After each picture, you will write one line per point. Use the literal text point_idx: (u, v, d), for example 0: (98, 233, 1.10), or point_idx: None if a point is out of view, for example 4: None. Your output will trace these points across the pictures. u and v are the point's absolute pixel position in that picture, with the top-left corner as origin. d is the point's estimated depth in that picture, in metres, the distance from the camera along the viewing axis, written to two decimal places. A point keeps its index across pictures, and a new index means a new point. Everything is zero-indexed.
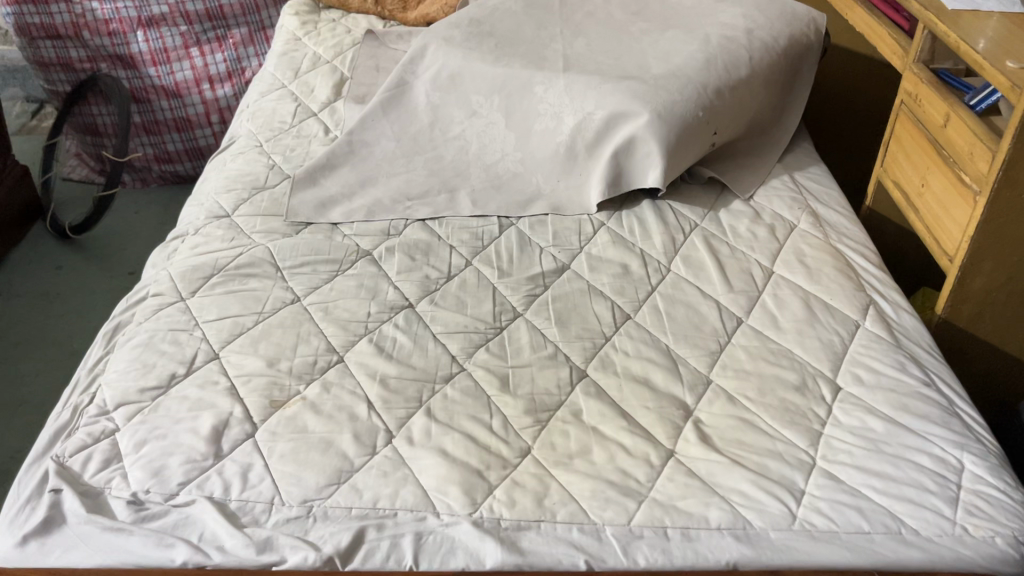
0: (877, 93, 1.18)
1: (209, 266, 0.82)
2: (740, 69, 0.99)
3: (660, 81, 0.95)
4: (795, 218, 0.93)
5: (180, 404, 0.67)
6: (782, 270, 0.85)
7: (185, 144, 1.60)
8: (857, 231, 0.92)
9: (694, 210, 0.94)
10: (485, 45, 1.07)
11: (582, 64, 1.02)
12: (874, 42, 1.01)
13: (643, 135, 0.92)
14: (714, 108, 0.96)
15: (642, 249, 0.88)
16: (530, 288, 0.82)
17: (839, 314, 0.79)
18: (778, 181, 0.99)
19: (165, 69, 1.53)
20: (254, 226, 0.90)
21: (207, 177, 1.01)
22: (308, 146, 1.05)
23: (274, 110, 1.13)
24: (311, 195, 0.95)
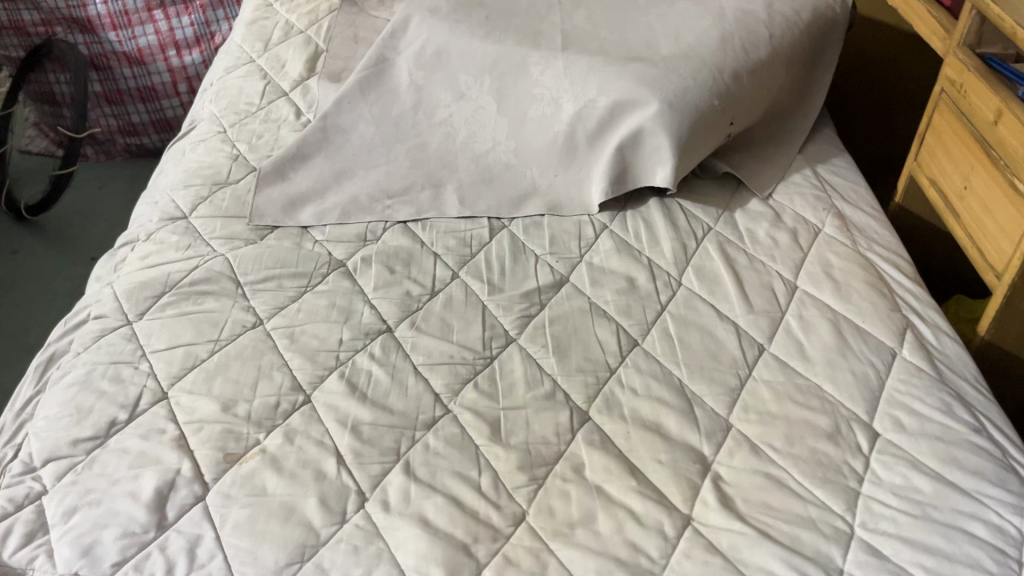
0: (905, 70, 1.08)
1: (158, 283, 0.72)
2: (759, 49, 0.89)
3: (670, 63, 0.85)
4: (820, 221, 0.83)
5: (120, 460, 0.58)
6: (808, 285, 0.76)
7: (151, 116, 1.49)
8: (888, 236, 0.83)
9: (708, 211, 0.85)
10: (476, 16, 0.95)
11: (583, 41, 0.91)
12: (911, 19, 0.90)
13: (652, 127, 0.82)
14: (731, 94, 0.85)
15: (649, 258, 0.79)
16: (524, 308, 0.73)
17: (873, 341, 0.70)
18: (799, 175, 0.89)
19: (126, 34, 1.41)
20: (213, 230, 0.80)
21: (165, 169, 0.91)
22: (277, 131, 0.94)
23: (240, 89, 1.02)
24: (278, 192, 0.85)
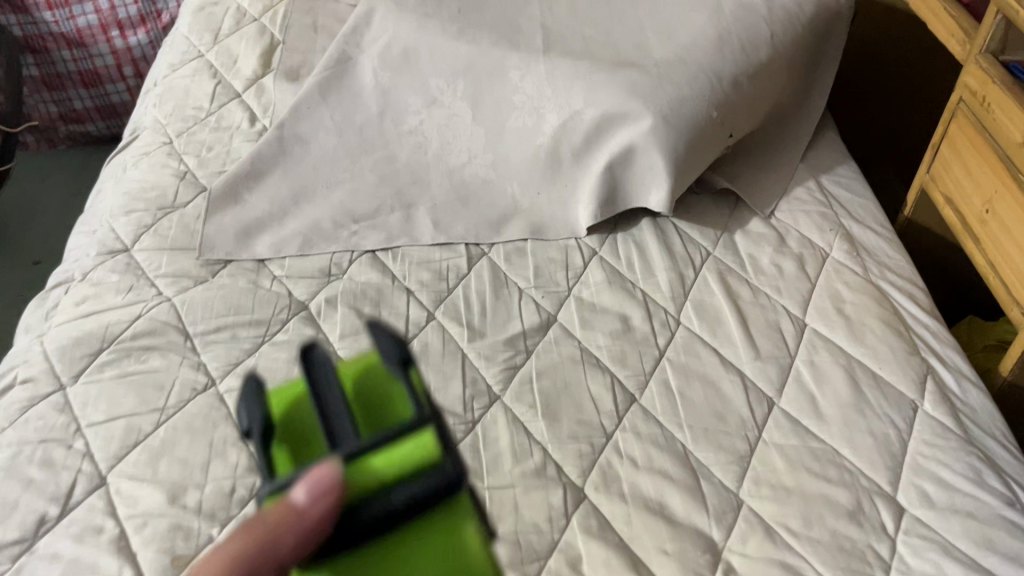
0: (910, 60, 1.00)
1: (94, 339, 0.64)
2: (760, 50, 0.81)
3: (664, 69, 0.77)
4: (827, 244, 0.76)
5: (50, 568, 0.51)
6: (818, 323, 0.69)
7: (95, 101, 1.38)
8: (900, 260, 0.76)
9: (705, 233, 0.77)
10: (447, 9, 0.86)
11: (565, 40, 0.82)
12: (924, 15, 0.82)
13: (645, 144, 0.74)
14: (731, 104, 0.78)
15: (644, 292, 0.72)
16: (509, 357, 0.66)
17: (893, 394, 0.63)
18: (802, 189, 0.82)
19: (63, 14, 1.29)
20: (158, 267, 0.71)
21: (103, 188, 0.82)
22: (229, 141, 0.85)
23: (187, 90, 0.92)
24: (231, 219, 0.76)
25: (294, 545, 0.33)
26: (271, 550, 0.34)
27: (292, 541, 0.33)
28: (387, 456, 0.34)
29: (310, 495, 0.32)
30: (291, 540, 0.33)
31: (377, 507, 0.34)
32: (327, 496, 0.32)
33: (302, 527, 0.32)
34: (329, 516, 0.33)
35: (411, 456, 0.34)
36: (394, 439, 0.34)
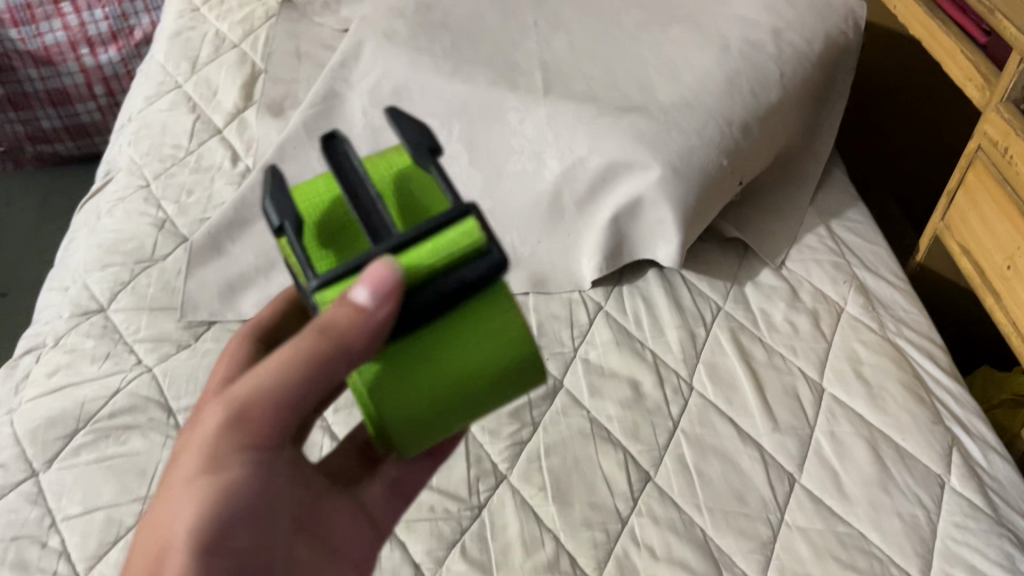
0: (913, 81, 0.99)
1: (69, 418, 0.60)
2: (769, 92, 0.77)
3: (671, 115, 0.73)
4: (841, 298, 0.73)
5: None
6: (836, 388, 0.66)
7: (63, 121, 1.33)
8: (916, 313, 0.73)
9: (715, 286, 0.74)
10: (440, 43, 0.83)
11: (565, 79, 0.79)
12: (941, 60, 0.79)
13: (653, 197, 0.70)
14: (741, 151, 0.74)
15: (654, 353, 0.68)
16: (514, 431, 0.62)
17: (918, 470, 0.61)
18: (813, 236, 0.79)
19: (30, 31, 1.24)
20: (137, 330, 0.67)
21: (76, 238, 0.77)
22: (210, 184, 0.81)
23: (164, 126, 0.87)
24: (215, 274, 0.72)
25: (355, 341, 0.36)
26: (335, 359, 0.37)
27: (354, 344, 0.37)
28: (429, 249, 0.37)
29: (375, 278, 0.35)
30: (350, 331, 0.36)
31: (428, 291, 0.37)
32: (388, 293, 0.35)
33: (359, 318, 0.35)
34: (390, 314, 0.36)
35: (461, 240, 0.37)
36: (439, 223, 0.37)
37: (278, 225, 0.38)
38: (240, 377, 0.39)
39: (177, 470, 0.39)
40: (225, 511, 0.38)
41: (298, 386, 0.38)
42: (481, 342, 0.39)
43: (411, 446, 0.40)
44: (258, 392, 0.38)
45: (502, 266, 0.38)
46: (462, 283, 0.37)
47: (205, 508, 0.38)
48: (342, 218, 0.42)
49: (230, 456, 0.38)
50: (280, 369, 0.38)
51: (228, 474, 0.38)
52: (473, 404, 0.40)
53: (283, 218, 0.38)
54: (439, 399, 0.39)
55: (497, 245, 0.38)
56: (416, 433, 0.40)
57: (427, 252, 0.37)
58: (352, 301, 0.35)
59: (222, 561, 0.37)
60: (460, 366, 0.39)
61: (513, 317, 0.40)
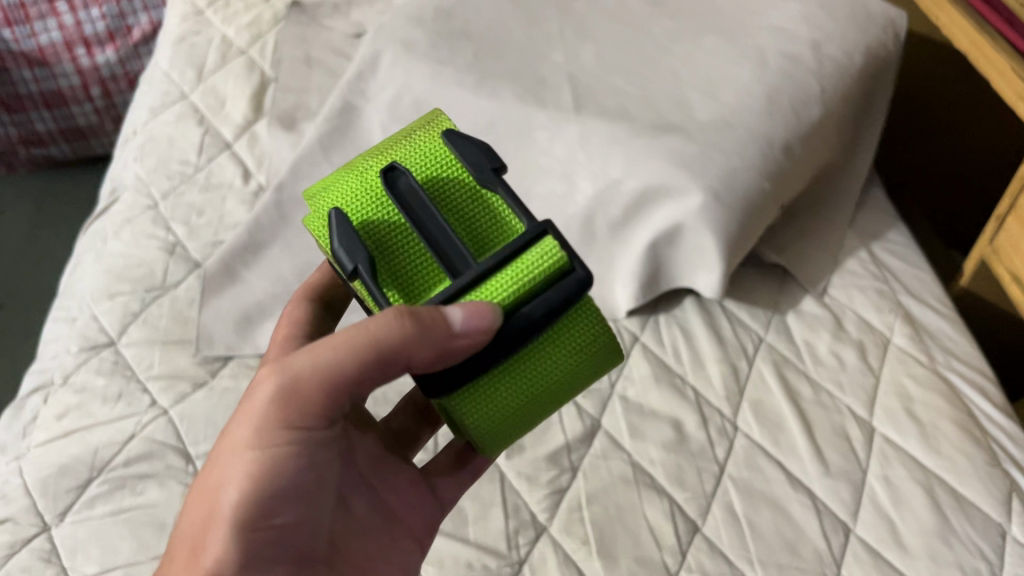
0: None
1: (82, 467, 0.56)
2: (811, 109, 0.74)
3: (711, 135, 0.69)
4: (887, 327, 0.70)
5: None
6: (887, 426, 0.63)
7: (58, 123, 1.29)
8: (965, 343, 0.70)
9: (755, 314, 0.71)
10: (462, 55, 0.79)
11: (596, 95, 0.75)
12: (999, 86, 0.74)
13: (693, 224, 0.67)
14: (783, 173, 0.71)
15: (695, 390, 0.65)
16: (553, 478, 0.59)
17: (978, 517, 0.58)
18: (854, 261, 0.76)
19: (24, 31, 1.20)
20: (150, 366, 0.63)
21: (81, 263, 0.73)
22: (222, 204, 0.77)
23: (171, 140, 0.83)
24: (230, 303, 0.68)
25: (421, 351, 0.40)
26: (392, 359, 0.41)
27: (421, 349, 0.40)
28: (512, 278, 0.41)
29: (466, 318, 0.39)
30: (418, 346, 0.39)
31: (516, 319, 0.41)
32: (473, 321, 0.39)
33: (439, 341, 0.39)
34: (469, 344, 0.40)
35: (542, 265, 0.41)
36: (521, 250, 0.42)
37: (352, 268, 0.42)
38: (292, 357, 0.43)
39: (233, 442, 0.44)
40: (276, 479, 0.44)
41: (347, 372, 0.42)
42: (561, 345, 0.44)
43: (498, 447, 0.46)
44: (310, 379, 0.42)
45: (587, 284, 0.42)
46: (547, 308, 0.41)
47: (258, 477, 0.43)
48: (397, 228, 0.45)
49: (278, 432, 0.43)
50: (334, 362, 0.42)
51: (278, 448, 0.43)
52: (555, 401, 0.46)
53: (356, 262, 0.42)
54: (525, 402, 0.44)
55: (578, 261, 0.42)
56: (501, 433, 0.45)
57: (508, 279, 0.41)
58: (431, 322, 0.39)
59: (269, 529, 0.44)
60: (549, 372, 0.44)
61: (595, 321, 0.44)
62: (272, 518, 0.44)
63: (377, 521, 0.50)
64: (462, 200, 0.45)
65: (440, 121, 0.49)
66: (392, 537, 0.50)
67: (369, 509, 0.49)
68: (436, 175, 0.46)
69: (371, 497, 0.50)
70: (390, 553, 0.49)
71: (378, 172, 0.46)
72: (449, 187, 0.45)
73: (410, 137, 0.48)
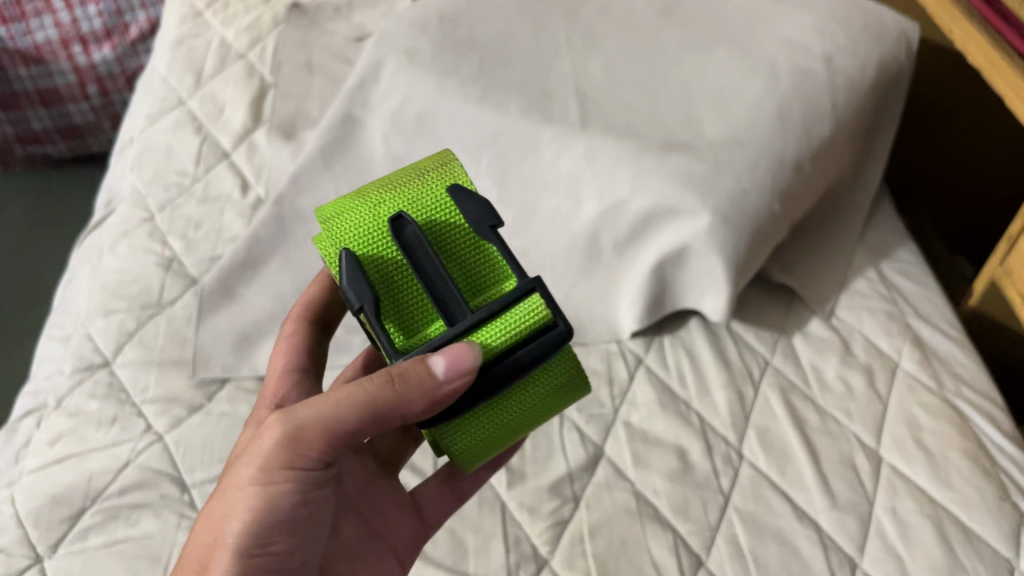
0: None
1: (75, 496, 0.55)
2: (821, 125, 0.72)
3: (720, 153, 0.68)
4: (895, 351, 0.69)
5: None
6: (895, 457, 0.62)
7: (55, 122, 1.29)
8: (975, 368, 0.69)
9: (762, 337, 0.70)
10: (466, 64, 0.77)
11: (603, 110, 0.73)
12: (1018, 109, 0.71)
13: (701, 246, 0.65)
14: (792, 192, 0.69)
15: (700, 416, 0.64)
16: (555, 508, 0.58)
17: (987, 553, 0.57)
18: (863, 281, 0.74)
19: (20, 28, 1.19)
20: (145, 389, 0.62)
21: (76, 278, 0.72)
22: (220, 217, 0.76)
23: (169, 149, 0.82)
24: (228, 322, 0.67)
25: (414, 405, 0.41)
26: (387, 413, 0.41)
27: (413, 405, 0.41)
28: (499, 329, 0.43)
29: (447, 365, 0.40)
30: (411, 404, 0.40)
31: (504, 364, 0.43)
32: (458, 374, 0.40)
33: (429, 391, 0.40)
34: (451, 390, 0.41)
35: (527, 318, 0.43)
36: (509, 305, 0.44)
37: (358, 307, 0.43)
38: (296, 407, 0.43)
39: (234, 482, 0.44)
40: (275, 515, 0.44)
41: (347, 427, 0.42)
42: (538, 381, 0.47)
43: (479, 457, 0.48)
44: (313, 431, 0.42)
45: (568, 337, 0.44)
46: (533, 356, 0.43)
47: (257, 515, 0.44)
48: (399, 266, 0.47)
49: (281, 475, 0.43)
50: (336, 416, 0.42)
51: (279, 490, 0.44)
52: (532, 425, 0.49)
53: (361, 301, 0.43)
54: (504, 429, 0.48)
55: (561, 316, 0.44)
56: (479, 452, 0.48)
57: (496, 328, 0.43)
58: (419, 377, 0.40)
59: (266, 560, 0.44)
60: (524, 402, 0.47)
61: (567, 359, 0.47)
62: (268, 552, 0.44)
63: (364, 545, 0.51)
64: (460, 246, 0.48)
65: (442, 164, 0.50)
66: (378, 561, 0.51)
67: (354, 531, 0.51)
68: (435, 217, 0.47)
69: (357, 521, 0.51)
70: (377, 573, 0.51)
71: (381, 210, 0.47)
72: (448, 231, 0.47)
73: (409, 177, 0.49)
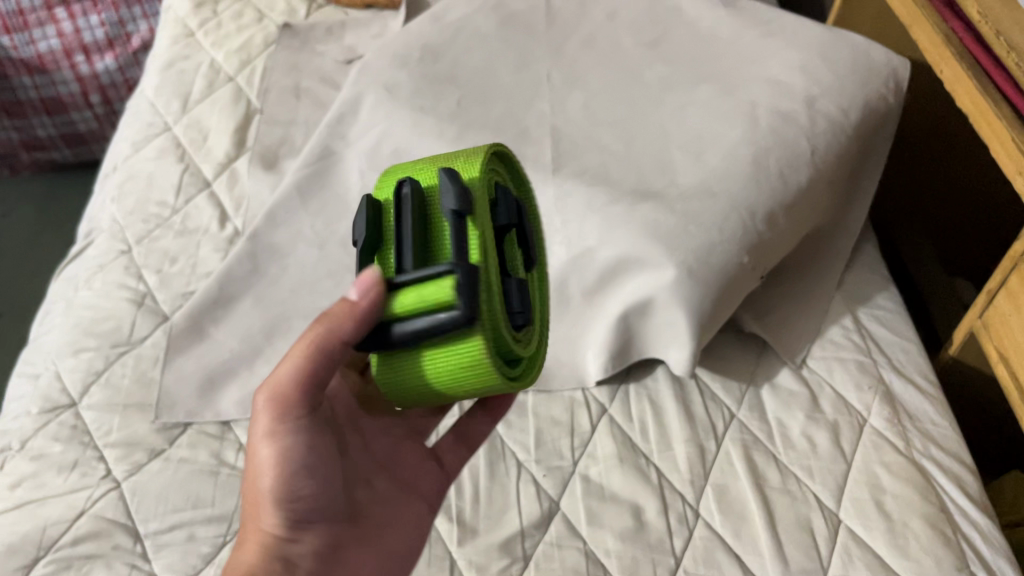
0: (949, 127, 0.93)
1: (29, 546, 0.56)
2: (799, 173, 0.70)
3: (690, 205, 0.67)
4: (865, 407, 0.68)
5: None
6: (854, 521, 0.61)
7: (59, 129, 1.31)
8: (945, 426, 0.67)
9: (729, 388, 0.69)
10: (444, 102, 0.77)
11: (577, 152, 0.73)
12: (1001, 160, 0.69)
13: (665, 300, 0.64)
14: (764, 243, 0.68)
15: (659, 472, 0.64)
16: (504, 567, 0.58)
17: None
18: (839, 329, 0.73)
19: (23, 38, 1.21)
20: (108, 433, 0.63)
21: (53, 312, 0.73)
22: (196, 250, 0.76)
23: (151, 178, 0.82)
24: (195, 364, 0.68)
25: (349, 330, 0.45)
26: (330, 348, 0.46)
27: (347, 330, 0.45)
28: (417, 293, 0.43)
29: (360, 289, 0.44)
30: (346, 329, 0.44)
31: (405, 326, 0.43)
32: (370, 289, 0.44)
33: (350, 313, 0.44)
34: (374, 314, 0.44)
35: (431, 293, 0.42)
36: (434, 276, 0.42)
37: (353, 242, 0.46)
38: (272, 374, 0.49)
39: (254, 449, 0.49)
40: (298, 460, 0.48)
41: (309, 371, 0.47)
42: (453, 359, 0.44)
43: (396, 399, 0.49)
44: (285, 382, 0.48)
45: (463, 322, 0.41)
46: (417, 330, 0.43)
47: (275, 471, 0.48)
48: None
49: (281, 427, 0.48)
50: (298, 364, 0.47)
51: (287, 443, 0.48)
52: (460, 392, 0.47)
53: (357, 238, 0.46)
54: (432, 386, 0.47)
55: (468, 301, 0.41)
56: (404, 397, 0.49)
57: (407, 293, 0.43)
58: (341, 308, 0.44)
59: (301, 503, 0.48)
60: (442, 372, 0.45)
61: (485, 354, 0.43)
62: (299, 504, 0.48)
63: (395, 496, 0.54)
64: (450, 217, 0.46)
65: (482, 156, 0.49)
66: (409, 512, 0.54)
67: (390, 489, 0.54)
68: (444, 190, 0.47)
69: (384, 475, 0.54)
70: (413, 517, 0.54)
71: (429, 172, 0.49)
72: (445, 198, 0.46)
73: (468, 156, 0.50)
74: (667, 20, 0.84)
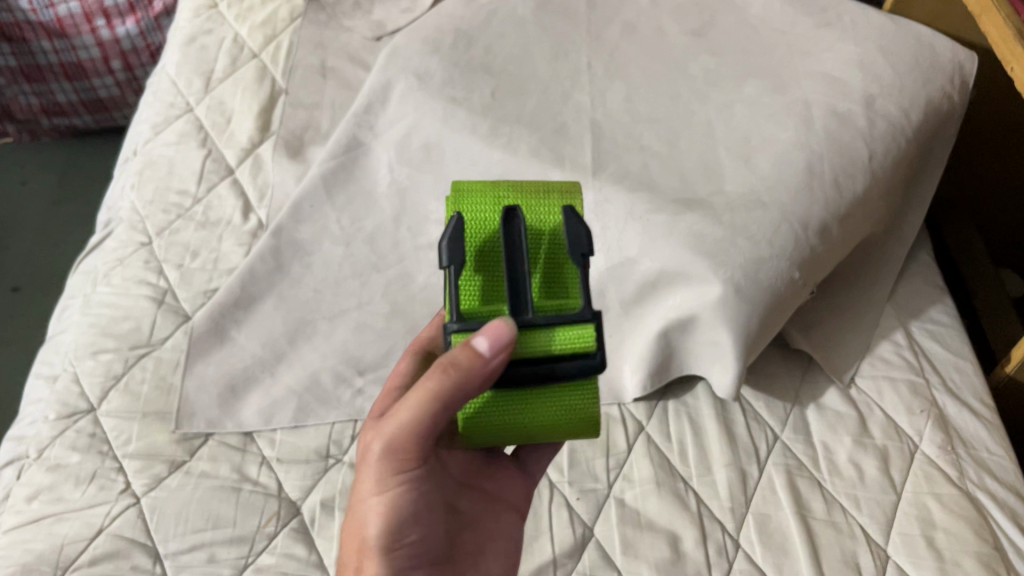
0: (1011, 122, 0.87)
1: (45, 565, 0.54)
2: (855, 180, 0.65)
3: (739, 216, 0.62)
4: (915, 433, 0.64)
5: None
6: (903, 558, 0.58)
7: (79, 95, 1.32)
8: (1001, 455, 0.64)
9: (773, 408, 0.66)
10: (476, 94, 0.73)
11: (620, 153, 0.69)
12: None
13: (710, 318, 0.61)
14: (816, 257, 0.63)
15: (698, 499, 0.61)
16: None
17: None
18: (889, 346, 0.69)
19: (42, 2, 1.19)
20: (126, 443, 0.61)
21: (71, 308, 0.71)
22: (217, 244, 0.74)
23: (172, 164, 0.79)
24: (215, 371, 0.66)
25: (479, 380, 0.41)
26: (456, 398, 0.41)
27: (473, 388, 0.41)
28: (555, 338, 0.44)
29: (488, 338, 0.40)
30: (476, 382, 0.41)
31: (539, 368, 0.44)
32: (504, 349, 0.40)
33: (486, 369, 0.40)
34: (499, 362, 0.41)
35: (574, 340, 0.44)
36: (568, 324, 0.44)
37: (443, 265, 0.42)
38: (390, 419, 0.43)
39: (362, 480, 0.45)
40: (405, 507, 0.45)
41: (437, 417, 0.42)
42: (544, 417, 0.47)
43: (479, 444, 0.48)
44: (413, 422, 0.42)
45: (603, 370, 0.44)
46: (580, 371, 0.44)
47: (385, 518, 0.44)
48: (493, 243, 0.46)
49: (392, 478, 0.44)
50: (428, 403, 0.41)
51: (396, 493, 0.45)
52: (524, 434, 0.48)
53: (449, 260, 0.42)
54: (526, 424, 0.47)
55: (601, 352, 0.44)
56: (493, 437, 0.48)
57: (552, 337, 0.44)
58: (467, 357, 0.40)
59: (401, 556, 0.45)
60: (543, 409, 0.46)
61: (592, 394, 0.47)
62: (403, 553, 0.45)
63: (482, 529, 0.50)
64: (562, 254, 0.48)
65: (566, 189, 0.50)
66: (502, 519, 0.52)
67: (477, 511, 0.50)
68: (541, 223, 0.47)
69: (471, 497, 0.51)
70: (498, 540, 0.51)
71: (504, 202, 0.47)
72: (549, 243, 0.47)
73: (547, 191, 0.48)
74: (716, 5, 0.79)
